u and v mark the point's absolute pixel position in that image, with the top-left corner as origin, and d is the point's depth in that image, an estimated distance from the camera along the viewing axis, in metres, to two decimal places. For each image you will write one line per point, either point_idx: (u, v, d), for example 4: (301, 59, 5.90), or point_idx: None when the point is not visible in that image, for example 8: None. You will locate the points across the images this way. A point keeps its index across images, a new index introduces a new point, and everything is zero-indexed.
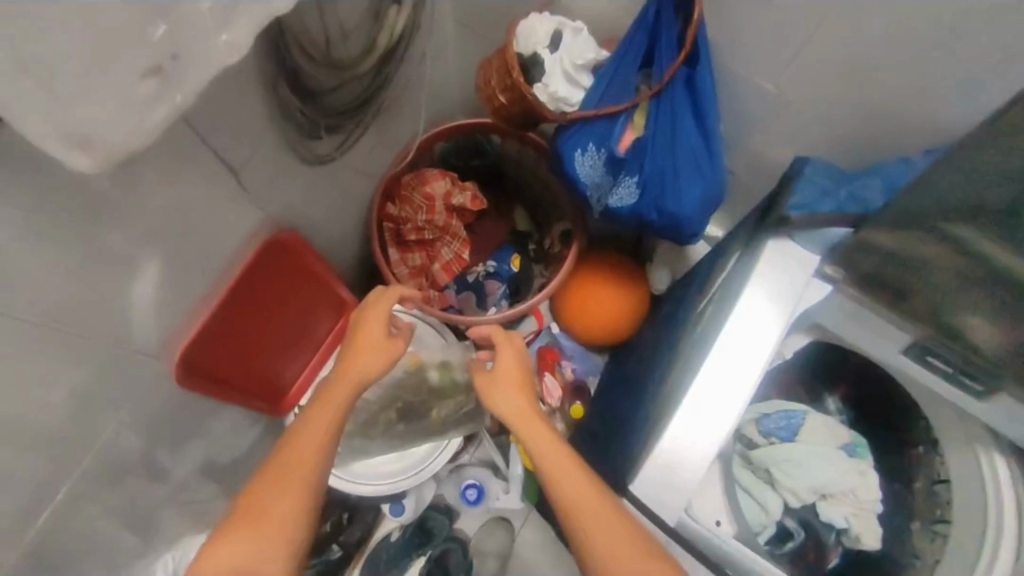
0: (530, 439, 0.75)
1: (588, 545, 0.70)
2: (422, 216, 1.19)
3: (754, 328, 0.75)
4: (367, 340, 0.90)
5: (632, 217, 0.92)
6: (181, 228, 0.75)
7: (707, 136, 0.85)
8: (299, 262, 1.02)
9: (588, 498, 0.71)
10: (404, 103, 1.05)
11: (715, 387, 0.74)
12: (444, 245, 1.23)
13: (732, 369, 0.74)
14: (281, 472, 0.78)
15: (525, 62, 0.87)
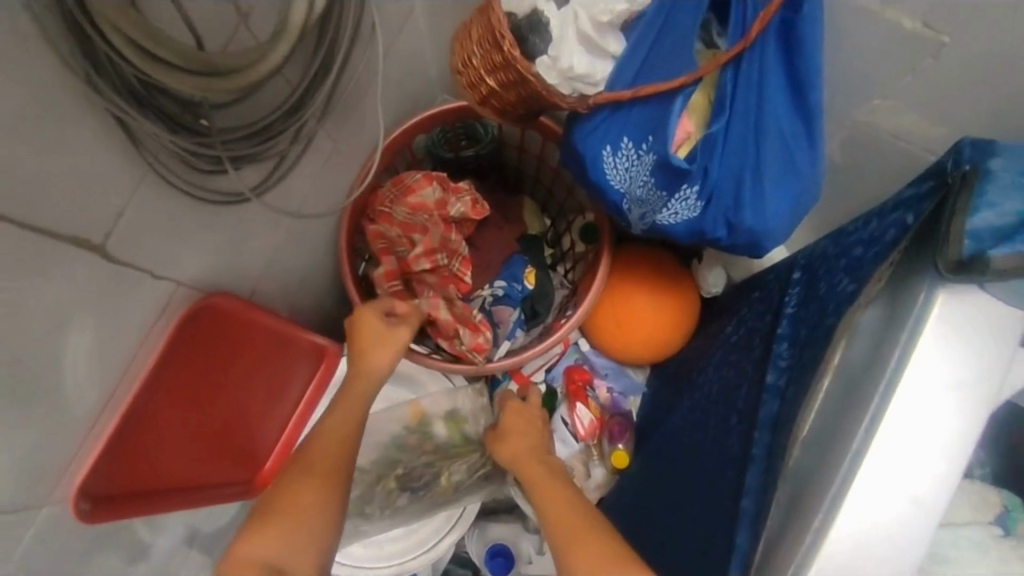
0: (532, 471, 0.76)
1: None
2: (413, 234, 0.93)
3: (929, 419, 0.44)
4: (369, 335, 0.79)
5: (690, 236, 0.65)
6: (34, 331, 0.51)
7: (807, 117, 0.56)
8: (236, 328, 0.75)
9: (599, 544, 0.64)
10: (360, 93, 0.78)
11: (876, 510, 0.44)
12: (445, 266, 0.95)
13: (905, 473, 0.44)
14: (307, 476, 0.66)
15: (521, 27, 0.57)
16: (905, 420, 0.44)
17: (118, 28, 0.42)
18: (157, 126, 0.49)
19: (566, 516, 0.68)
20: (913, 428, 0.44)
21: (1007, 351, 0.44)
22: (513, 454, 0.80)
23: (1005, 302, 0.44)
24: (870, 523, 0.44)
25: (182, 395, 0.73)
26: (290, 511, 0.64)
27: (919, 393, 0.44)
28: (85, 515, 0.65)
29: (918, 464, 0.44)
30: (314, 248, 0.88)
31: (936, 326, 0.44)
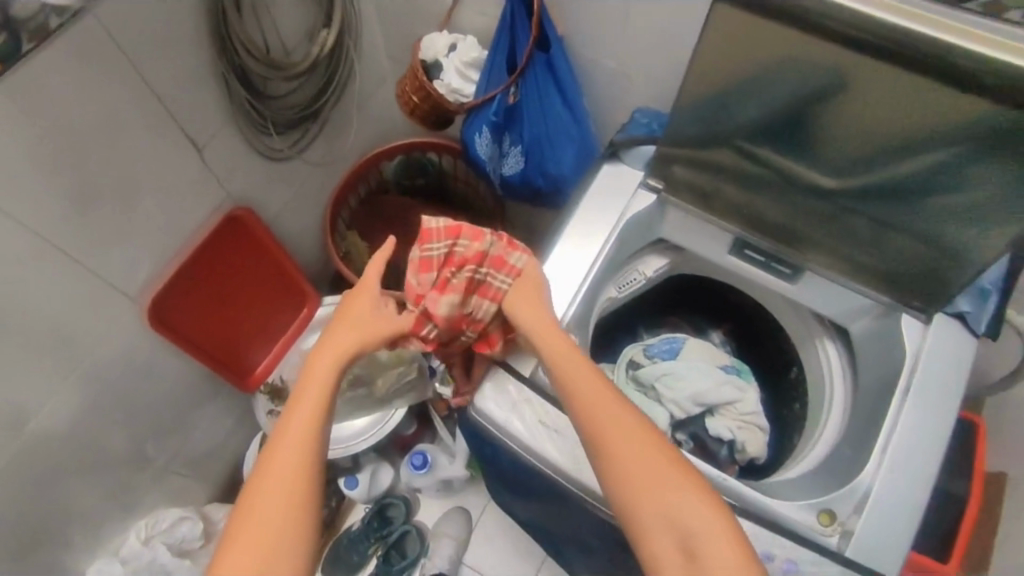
0: (560, 353, 0.73)
1: (641, 487, 0.64)
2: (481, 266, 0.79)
3: (585, 229, 0.90)
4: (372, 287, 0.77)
5: (526, 184, 1.16)
6: (158, 194, 1.01)
7: (570, 108, 1.07)
8: (253, 239, 1.22)
9: (626, 431, 0.68)
10: (343, 119, 1.32)
11: (558, 270, 0.88)
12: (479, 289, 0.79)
13: (578, 247, 0.89)
14: (301, 436, 0.66)
15: (428, 66, 1.13)
16: (577, 230, 0.90)
17: (239, 42, 0.96)
18: (241, 90, 1.02)
19: (607, 427, 0.68)
20: (579, 233, 0.89)
21: (628, 190, 0.92)
22: (545, 336, 0.75)
23: (631, 170, 0.92)
24: (551, 273, 0.87)
25: (219, 275, 1.19)
26: (276, 469, 0.65)
27: (587, 212, 0.91)
28: (150, 317, 1.09)
29: (580, 248, 0.89)
30: (308, 217, 1.39)
31: (591, 190, 0.92)
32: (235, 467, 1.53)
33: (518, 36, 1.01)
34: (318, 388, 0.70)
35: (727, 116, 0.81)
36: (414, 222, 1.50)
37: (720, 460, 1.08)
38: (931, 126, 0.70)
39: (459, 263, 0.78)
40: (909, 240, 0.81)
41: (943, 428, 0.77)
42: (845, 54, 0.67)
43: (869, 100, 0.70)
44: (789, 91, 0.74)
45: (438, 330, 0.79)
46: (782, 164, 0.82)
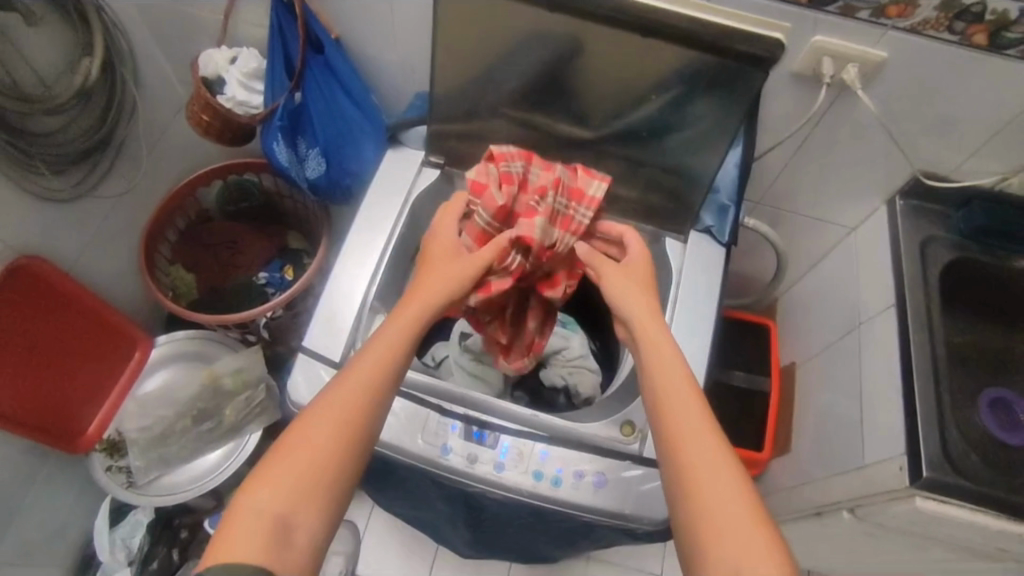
0: (661, 343, 0.69)
1: (696, 468, 0.58)
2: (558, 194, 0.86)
3: (376, 210, 0.94)
4: (442, 250, 0.81)
5: (333, 186, 1.17)
6: None
7: (357, 104, 1.11)
8: (48, 288, 1.14)
9: (696, 413, 0.62)
10: (137, 151, 1.27)
11: (356, 253, 0.91)
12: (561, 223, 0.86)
13: (374, 230, 0.92)
14: (369, 389, 0.63)
15: (208, 81, 1.12)
16: (370, 215, 0.93)
17: None
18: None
19: (682, 409, 0.63)
20: (371, 215, 0.93)
21: (413, 171, 0.97)
22: (646, 331, 0.71)
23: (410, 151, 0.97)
24: (351, 259, 0.90)
25: (19, 332, 1.11)
26: (333, 397, 0.61)
27: (378, 197, 0.94)
28: None
29: (375, 228, 0.92)
30: (117, 260, 1.33)
31: (378, 175, 0.97)
32: (84, 546, 1.40)
33: (288, 41, 1.04)
34: (393, 349, 0.67)
35: (482, 88, 0.90)
36: (241, 245, 1.46)
37: (559, 407, 1.11)
38: (649, 77, 0.82)
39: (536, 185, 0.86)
40: (657, 172, 0.92)
41: (706, 326, 0.89)
42: (567, 19, 0.78)
43: (597, 57, 0.82)
44: (529, 61, 0.85)
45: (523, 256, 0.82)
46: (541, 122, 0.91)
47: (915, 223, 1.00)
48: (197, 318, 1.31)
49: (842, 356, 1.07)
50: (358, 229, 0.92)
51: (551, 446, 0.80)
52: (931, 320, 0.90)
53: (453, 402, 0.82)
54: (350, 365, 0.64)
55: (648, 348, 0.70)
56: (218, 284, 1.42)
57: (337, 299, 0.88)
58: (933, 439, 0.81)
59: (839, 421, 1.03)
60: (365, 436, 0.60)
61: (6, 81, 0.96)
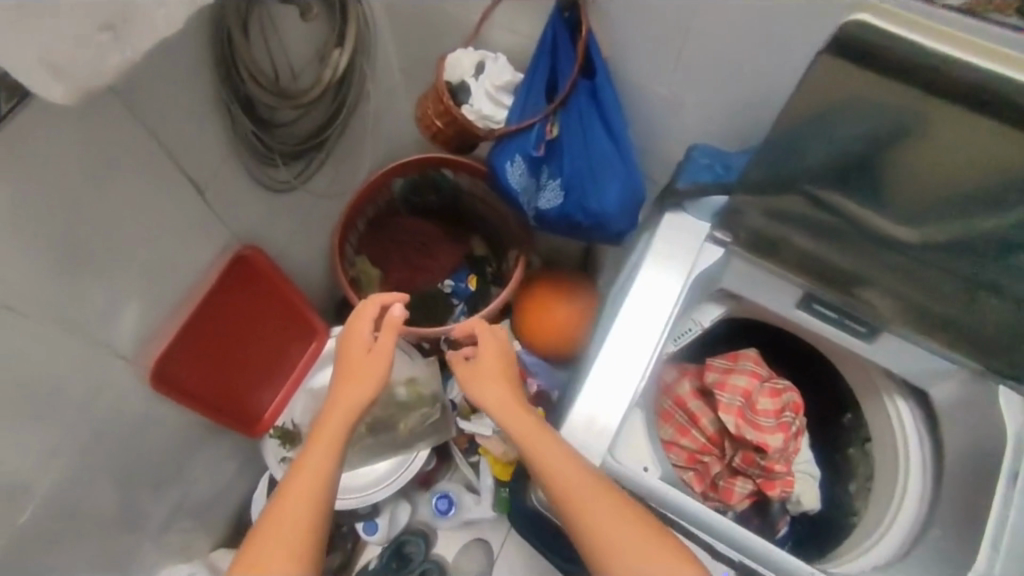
0: (528, 430, 0.76)
1: (594, 535, 0.71)
2: (764, 421, 0.94)
3: (649, 291, 0.81)
4: (355, 346, 0.90)
5: (562, 220, 1.05)
6: (159, 239, 0.89)
7: (615, 140, 0.98)
8: (260, 280, 1.10)
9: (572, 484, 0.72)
10: (354, 141, 1.20)
11: (623, 341, 0.79)
12: (766, 428, 0.93)
13: (649, 314, 0.80)
14: (313, 491, 0.79)
15: (454, 88, 0.99)
16: (643, 297, 0.81)
17: (247, 70, 0.83)
18: (248, 124, 0.89)
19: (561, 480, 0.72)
20: (642, 298, 0.81)
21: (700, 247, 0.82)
22: (498, 406, 0.80)
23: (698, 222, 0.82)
24: (619, 346, 0.79)
25: (228, 319, 1.08)
26: (285, 504, 0.78)
27: (657, 278, 0.82)
28: (153, 377, 0.98)
29: (648, 314, 0.80)
30: (314, 248, 1.27)
31: (653, 246, 0.83)
32: (240, 511, 1.43)
33: (561, 65, 0.91)
34: (327, 451, 0.82)
35: (794, 166, 0.70)
36: (431, 247, 1.40)
37: (773, 514, 1.00)
38: (986, 179, 0.60)
39: (754, 396, 0.96)
40: (1008, 303, 0.70)
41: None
42: (978, 120, 0.56)
43: (945, 152, 0.60)
44: (864, 149, 0.64)
45: (709, 423, 0.98)
46: (862, 217, 0.71)
47: None
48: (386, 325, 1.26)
49: None
50: (628, 312, 0.81)
51: None
52: None
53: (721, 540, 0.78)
54: (296, 467, 0.81)
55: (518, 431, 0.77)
56: (405, 286, 1.36)
57: (599, 399, 0.78)
58: None
59: None
60: (316, 534, 0.78)
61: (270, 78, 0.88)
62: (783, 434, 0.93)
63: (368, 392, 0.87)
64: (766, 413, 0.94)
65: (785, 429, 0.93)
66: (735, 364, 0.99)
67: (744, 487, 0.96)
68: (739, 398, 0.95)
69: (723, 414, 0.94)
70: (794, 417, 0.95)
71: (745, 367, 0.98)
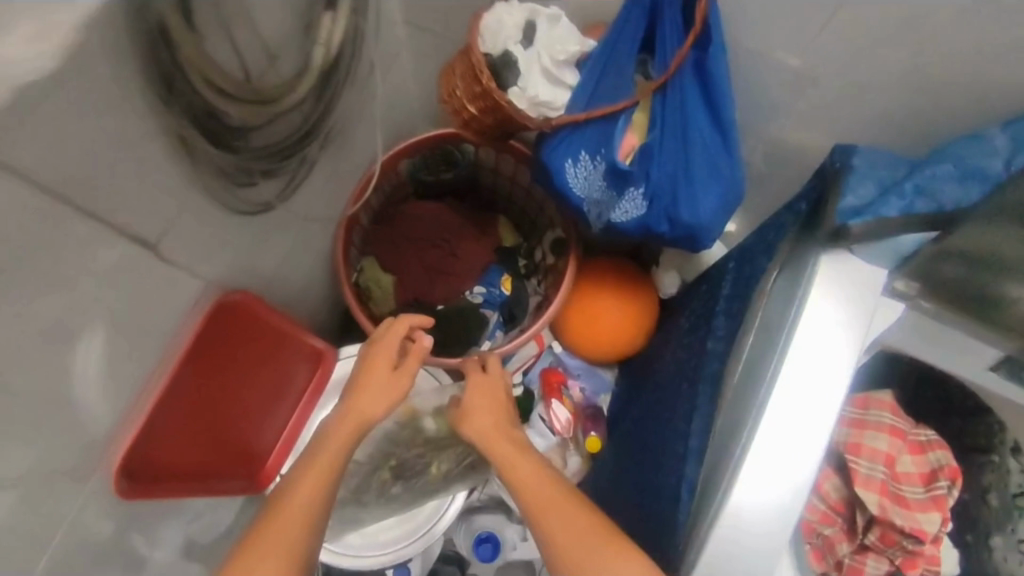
0: (513, 463, 0.80)
1: None
2: (912, 491, 0.74)
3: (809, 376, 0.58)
4: (379, 359, 0.80)
5: (639, 231, 0.78)
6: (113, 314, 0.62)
7: (724, 128, 0.70)
8: (246, 327, 0.85)
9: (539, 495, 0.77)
10: (353, 125, 0.92)
11: (774, 449, 0.58)
12: (916, 502, 0.73)
13: (810, 399, 0.58)
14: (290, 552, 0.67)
15: (496, 63, 0.71)
16: (799, 379, 0.58)
17: (197, 70, 0.54)
18: (211, 149, 0.62)
19: (533, 492, 0.77)
20: (798, 387, 0.58)
21: (874, 299, 0.58)
22: (487, 430, 0.84)
23: (873, 264, 0.59)
24: (774, 450, 0.57)
25: (210, 379, 0.84)
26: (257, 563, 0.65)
27: (813, 346, 0.58)
28: (123, 492, 0.73)
29: (807, 411, 0.58)
30: (313, 260, 1.01)
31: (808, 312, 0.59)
32: None
33: (665, 29, 0.68)
34: (313, 492, 0.70)
35: None
36: (453, 244, 1.12)
37: None
38: None
39: (897, 459, 0.75)
40: None
41: None
42: None
43: None
44: None
45: (836, 491, 0.77)
46: None
47: None
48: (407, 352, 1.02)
49: None
50: (779, 409, 0.58)
51: None
52: None
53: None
54: (265, 527, 0.68)
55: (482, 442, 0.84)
56: (422, 296, 1.11)
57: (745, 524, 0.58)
58: None
59: None
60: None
61: (232, 74, 0.59)
62: (941, 514, 0.73)
63: (385, 407, 0.77)
64: (910, 480, 0.75)
65: (942, 501, 0.74)
66: (867, 413, 0.78)
67: (878, 570, 0.75)
68: (881, 462, 0.74)
69: (859, 486, 0.73)
70: (952, 484, 0.74)
71: (880, 421, 0.77)
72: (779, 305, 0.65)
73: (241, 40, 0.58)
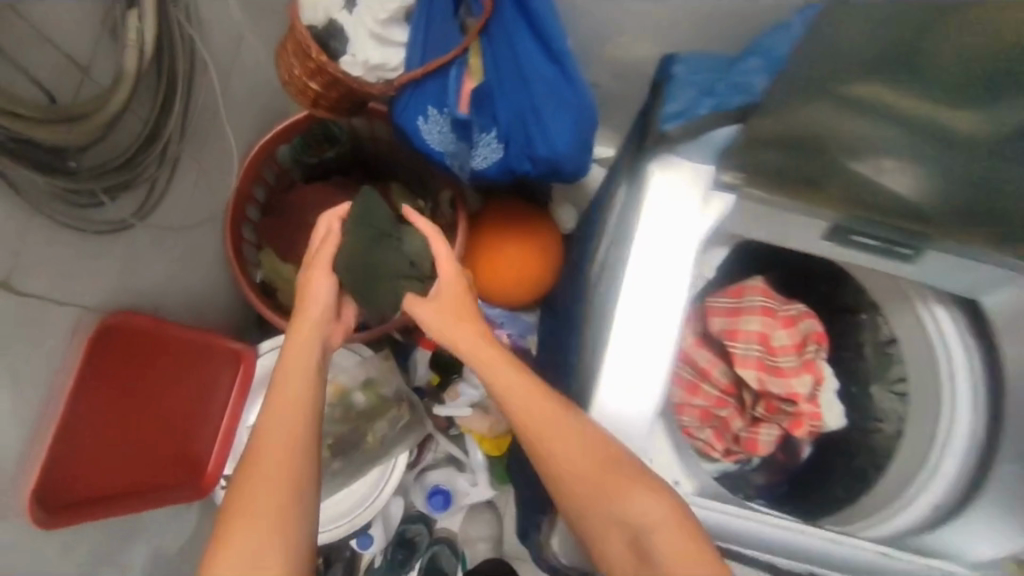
0: (483, 360, 0.68)
1: (572, 495, 0.63)
2: (790, 359, 0.81)
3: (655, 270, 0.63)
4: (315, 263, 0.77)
5: (506, 173, 0.82)
6: None
7: (557, 61, 0.72)
8: (145, 342, 0.85)
9: (571, 441, 0.63)
10: (205, 121, 0.89)
11: (629, 347, 0.63)
12: (795, 375, 0.81)
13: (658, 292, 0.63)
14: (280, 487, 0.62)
15: (322, 35, 0.72)
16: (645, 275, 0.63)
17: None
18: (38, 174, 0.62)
19: (512, 395, 0.66)
20: (644, 285, 0.63)
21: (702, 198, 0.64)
22: (456, 342, 0.71)
23: (695, 169, 0.63)
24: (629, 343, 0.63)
25: (121, 395, 0.83)
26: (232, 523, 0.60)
27: (647, 253, 0.63)
28: (43, 522, 0.73)
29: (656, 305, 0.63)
30: (204, 264, 1.00)
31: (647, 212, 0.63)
32: None
33: None
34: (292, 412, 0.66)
35: (845, 40, 0.54)
36: None
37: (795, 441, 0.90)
38: None
39: (780, 349, 0.81)
40: None
41: None
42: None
43: (997, 27, 0.47)
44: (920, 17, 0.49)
45: (714, 385, 0.84)
46: (935, 119, 0.56)
47: None
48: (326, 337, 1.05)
49: None
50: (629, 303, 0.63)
51: None
52: None
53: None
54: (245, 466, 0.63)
55: (478, 368, 0.69)
56: None
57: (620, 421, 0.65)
58: None
59: None
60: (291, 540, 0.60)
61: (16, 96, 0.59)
62: (811, 375, 0.81)
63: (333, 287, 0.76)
64: (786, 351, 0.81)
65: (805, 351, 0.83)
66: (717, 308, 0.85)
67: (770, 435, 0.85)
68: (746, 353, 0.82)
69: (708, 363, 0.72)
70: (788, 325, 0.83)
71: (754, 304, 0.83)
72: (624, 213, 0.72)
73: (32, 61, 0.61)
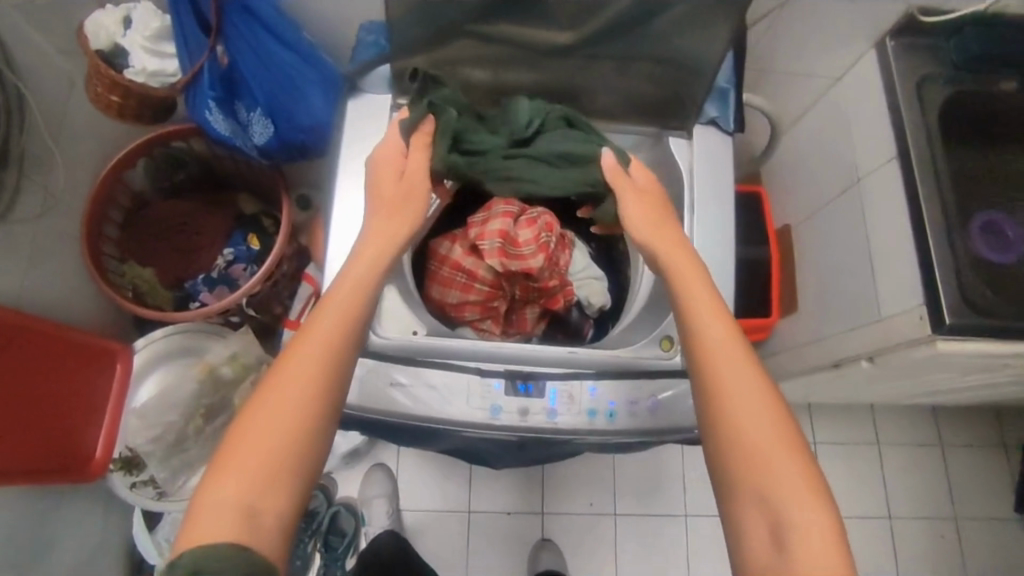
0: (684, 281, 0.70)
1: (733, 437, 0.61)
2: (530, 249, 0.99)
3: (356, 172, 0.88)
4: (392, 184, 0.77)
5: (286, 145, 1.05)
6: None
7: (294, 49, 0.96)
8: (17, 332, 1.01)
9: (753, 401, 0.61)
10: (47, 150, 1.09)
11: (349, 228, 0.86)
12: (533, 257, 0.99)
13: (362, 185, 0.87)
14: (316, 382, 0.61)
15: (108, 55, 0.94)
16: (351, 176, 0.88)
17: None
18: None
19: (705, 322, 0.66)
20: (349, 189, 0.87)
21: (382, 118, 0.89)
22: (673, 258, 0.72)
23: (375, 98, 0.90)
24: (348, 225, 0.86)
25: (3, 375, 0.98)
26: (266, 410, 0.59)
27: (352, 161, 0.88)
28: None
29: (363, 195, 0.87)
30: (66, 273, 1.19)
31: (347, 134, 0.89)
32: (130, 549, 1.42)
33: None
34: (344, 322, 0.65)
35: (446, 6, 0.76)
36: (191, 224, 1.34)
37: (574, 322, 1.11)
38: None
39: (522, 240, 0.99)
40: (648, 65, 0.84)
41: (726, 222, 0.88)
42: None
43: None
44: None
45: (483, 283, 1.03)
46: (522, 37, 0.81)
47: (912, 61, 0.98)
48: (186, 317, 1.25)
49: (845, 212, 1.10)
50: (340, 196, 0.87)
51: (618, 395, 0.82)
52: (936, 160, 0.93)
53: (478, 360, 0.83)
54: (282, 364, 0.62)
55: (677, 283, 0.70)
56: (183, 275, 1.31)
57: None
58: (952, 286, 0.87)
59: (847, 292, 1.09)
60: (315, 426, 0.61)
61: None
62: (543, 254, 0.99)
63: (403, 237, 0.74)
64: (526, 241, 0.99)
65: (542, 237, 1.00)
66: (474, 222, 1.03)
67: (533, 313, 1.06)
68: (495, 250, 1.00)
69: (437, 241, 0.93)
70: (530, 224, 1.00)
71: (498, 211, 1.01)
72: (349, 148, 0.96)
73: None
